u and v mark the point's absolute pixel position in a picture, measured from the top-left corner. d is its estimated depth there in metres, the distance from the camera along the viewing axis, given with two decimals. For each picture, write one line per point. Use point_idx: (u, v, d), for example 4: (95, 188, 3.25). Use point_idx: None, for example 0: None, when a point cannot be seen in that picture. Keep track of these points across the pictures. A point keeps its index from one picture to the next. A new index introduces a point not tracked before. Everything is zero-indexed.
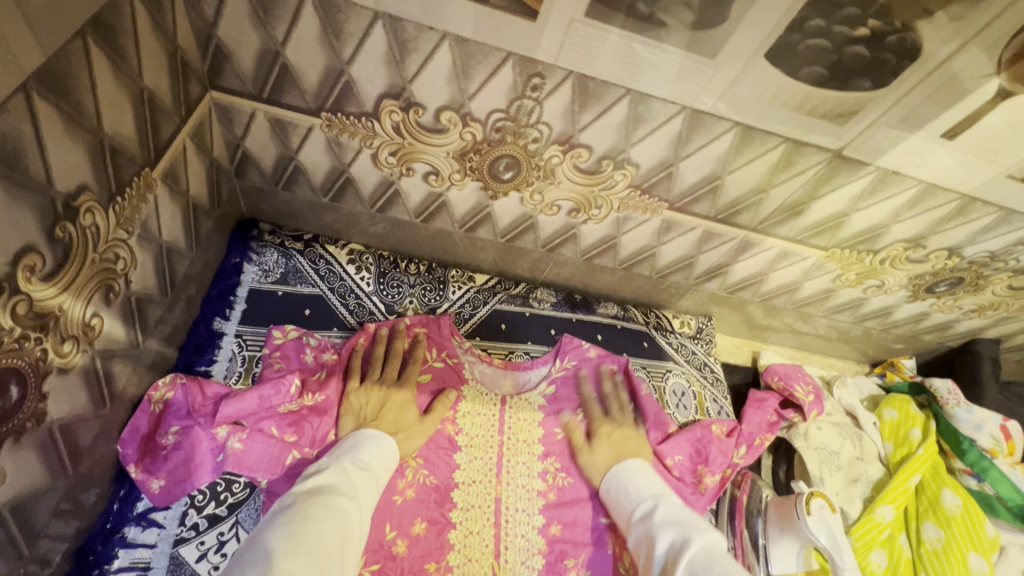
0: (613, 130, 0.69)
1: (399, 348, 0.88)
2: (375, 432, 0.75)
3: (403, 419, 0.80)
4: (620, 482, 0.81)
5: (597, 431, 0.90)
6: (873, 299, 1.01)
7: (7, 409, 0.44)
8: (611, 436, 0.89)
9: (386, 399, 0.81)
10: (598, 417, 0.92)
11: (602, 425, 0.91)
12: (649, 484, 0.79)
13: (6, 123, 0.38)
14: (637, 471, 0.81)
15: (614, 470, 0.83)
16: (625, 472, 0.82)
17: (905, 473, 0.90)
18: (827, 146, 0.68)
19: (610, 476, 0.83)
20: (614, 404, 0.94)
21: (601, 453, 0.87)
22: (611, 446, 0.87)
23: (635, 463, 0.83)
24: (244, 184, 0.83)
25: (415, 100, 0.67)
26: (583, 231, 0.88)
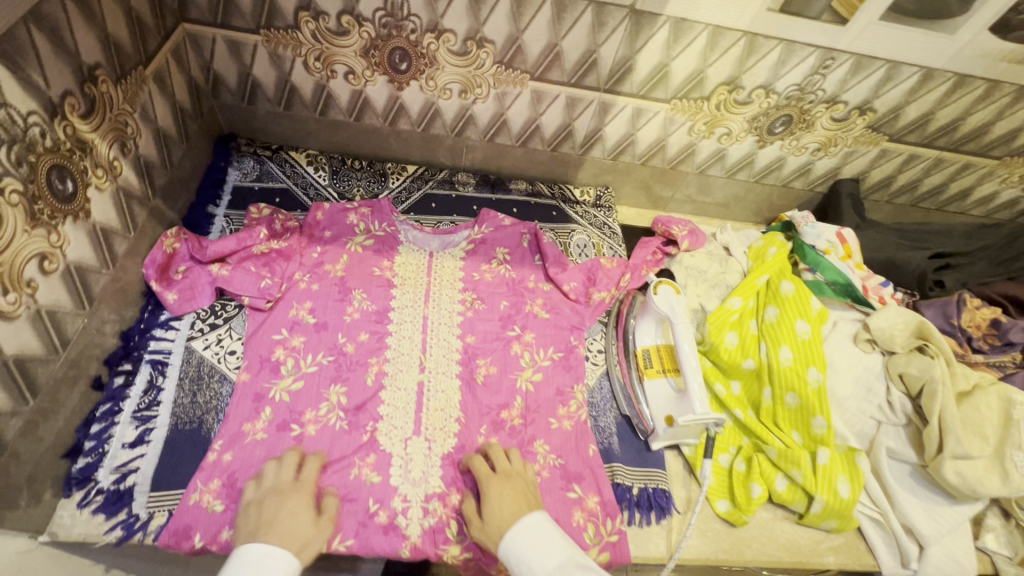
0: (464, 13, 0.94)
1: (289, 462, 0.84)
2: (263, 547, 0.67)
3: (298, 530, 0.72)
4: (518, 547, 0.71)
5: (488, 491, 0.81)
6: (731, 149, 1.22)
7: (66, 194, 0.74)
8: (504, 493, 0.80)
9: (285, 515, 0.74)
10: (488, 474, 0.84)
11: (494, 482, 0.82)
12: (552, 552, 0.70)
13: (51, 9, 0.67)
14: (539, 531, 0.73)
15: (506, 539, 0.73)
16: (526, 528, 0.73)
17: (754, 275, 1.12)
18: (622, 4, 0.92)
19: (503, 544, 0.73)
20: (501, 460, 0.88)
21: (496, 506, 0.78)
22: (507, 503, 0.78)
23: (535, 520, 0.74)
24: (219, 102, 1.13)
25: (320, 9, 0.94)
26: (476, 111, 1.14)
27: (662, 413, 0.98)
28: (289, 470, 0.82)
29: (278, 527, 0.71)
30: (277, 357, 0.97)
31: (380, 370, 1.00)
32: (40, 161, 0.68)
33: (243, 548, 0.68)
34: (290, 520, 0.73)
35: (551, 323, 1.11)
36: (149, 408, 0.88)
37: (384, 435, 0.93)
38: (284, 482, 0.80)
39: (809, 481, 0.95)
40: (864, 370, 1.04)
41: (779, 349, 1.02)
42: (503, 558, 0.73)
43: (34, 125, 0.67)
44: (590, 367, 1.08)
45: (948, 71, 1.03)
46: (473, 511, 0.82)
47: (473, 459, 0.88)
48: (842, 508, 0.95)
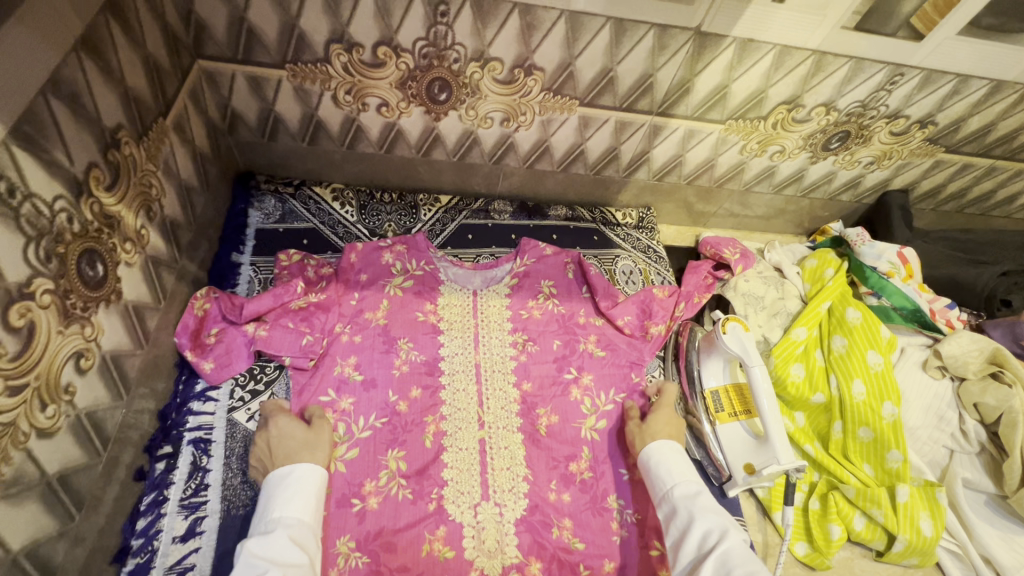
0: (513, 41, 0.86)
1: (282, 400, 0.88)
2: (284, 468, 0.76)
3: (294, 442, 0.80)
4: (659, 456, 0.87)
5: (660, 409, 0.96)
6: (782, 166, 1.16)
7: (97, 279, 0.65)
8: (669, 417, 0.95)
9: (276, 440, 0.81)
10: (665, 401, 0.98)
11: (665, 407, 0.96)
12: (688, 471, 0.84)
13: (69, 73, 0.57)
14: (681, 457, 0.86)
15: (652, 445, 0.89)
16: (671, 448, 0.88)
17: (817, 301, 1.07)
18: (687, 25, 0.84)
19: (647, 447, 0.89)
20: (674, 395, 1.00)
21: (660, 423, 0.93)
22: (669, 424, 0.93)
23: (675, 447, 0.88)
24: (236, 140, 1.03)
25: (354, 40, 0.85)
26: (518, 139, 1.05)
27: (739, 460, 0.93)
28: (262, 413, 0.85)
29: (283, 452, 0.79)
30: (327, 423, 0.91)
31: (437, 429, 0.94)
32: (70, 248, 0.59)
33: (267, 480, 0.76)
34: (283, 443, 0.80)
35: (609, 361, 1.06)
36: (197, 493, 0.81)
37: (452, 503, 0.88)
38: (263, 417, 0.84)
39: (891, 521, 0.93)
40: (933, 398, 1.02)
41: (851, 383, 0.99)
42: (642, 460, 0.89)
43: (61, 211, 0.58)
44: None
45: (1018, 82, 0.98)
46: (635, 419, 0.97)
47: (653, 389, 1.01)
48: (925, 546, 0.92)
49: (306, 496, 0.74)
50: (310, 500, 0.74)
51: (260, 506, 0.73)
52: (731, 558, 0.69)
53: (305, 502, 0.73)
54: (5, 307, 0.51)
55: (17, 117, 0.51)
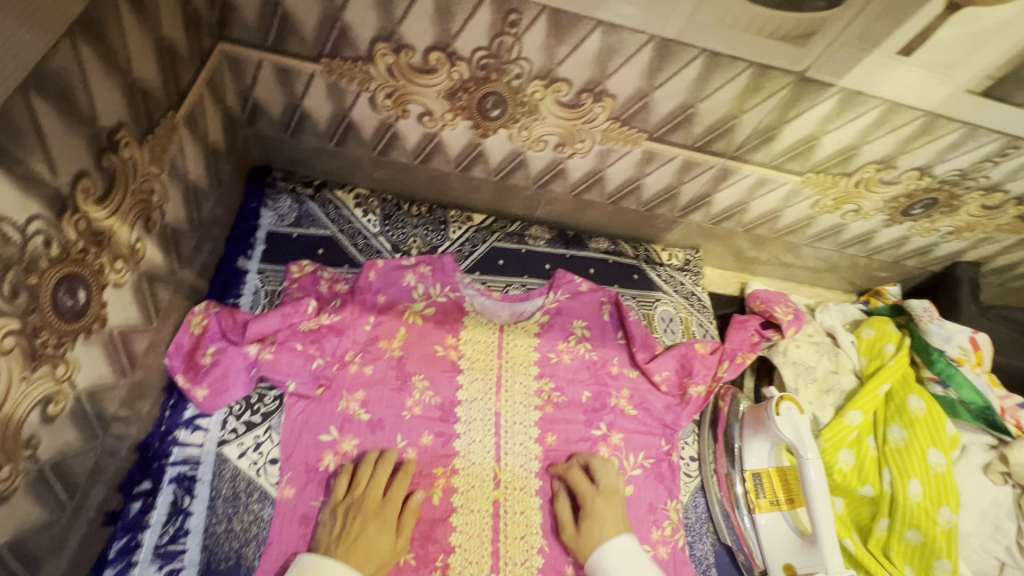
0: (588, 62, 0.74)
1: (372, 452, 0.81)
2: (341, 568, 0.68)
3: (371, 546, 0.72)
4: (605, 568, 0.76)
5: (591, 508, 0.82)
6: (852, 225, 1.06)
7: (77, 308, 0.54)
8: (606, 513, 0.81)
9: (354, 530, 0.73)
10: (591, 494, 0.83)
11: (597, 500, 0.83)
12: (640, 573, 0.75)
13: (60, 63, 0.46)
14: (630, 558, 0.76)
15: (600, 552, 0.77)
16: (618, 550, 0.77)
17: (876, 382, 0.98)
18: (791, 69, 0.73)
19: (594, 557, 0.77)
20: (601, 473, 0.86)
21: (600, 527, 0.80)
22: (608, 522, 0.80)
23: (626, 545, 0.77)
24: (255, 132, 0.92)
25: (404, 41, 0.73)
26: (570, 166, 0.94)
27: (778, 557, 0.85)
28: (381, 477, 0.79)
29: (348, 545, 0.71)
30: (326, 466, 0.81)
31: (447, 485, 0.84)
32: (43, 278, 0.48)
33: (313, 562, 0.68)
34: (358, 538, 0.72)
35: (640, 423, 0.95)
36: (175, 540, 0.71)
37: (457, 573, 0.79)
38: (349, 497, 0.76)
39: None
40: (989, 503, 0.92)
41: (907, 481, 0.89)
42: (589, 565, 0.78)
43: (36, 233, 0.47)
44: (684, 478, 0.93)
45: None
46: (568, 514, 0.83)
47: (572, 471, 0.86)
48: None
49: None
50: None
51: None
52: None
53: None
54: None
55: None
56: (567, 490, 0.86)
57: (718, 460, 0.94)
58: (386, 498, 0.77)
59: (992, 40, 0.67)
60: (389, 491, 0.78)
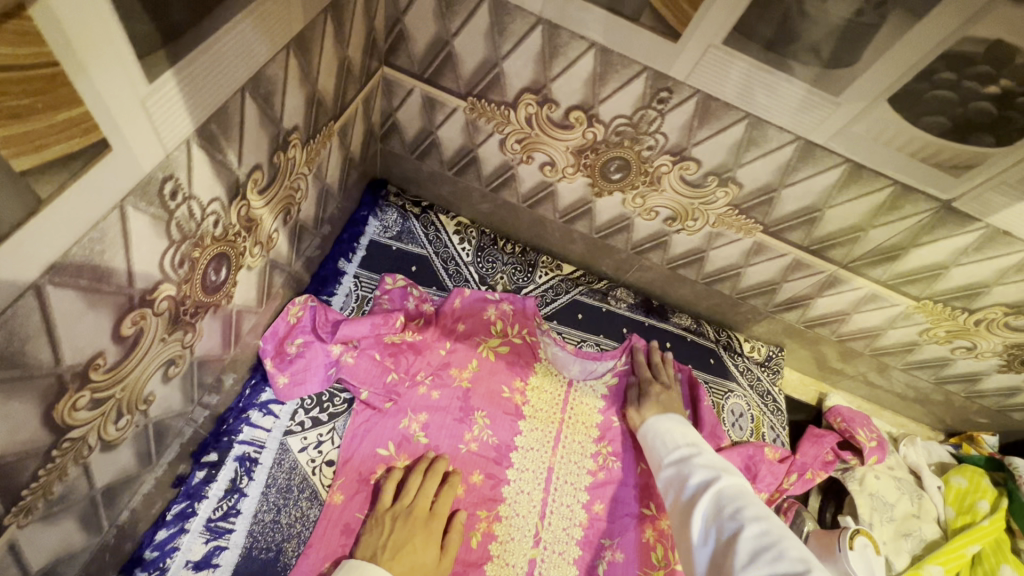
0: (724, 148, 0.75)
1: (423, 467, 0.81)
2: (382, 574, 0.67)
3: (417, 558, 0.71)
4: (656, 430, 0.85)
5: (650, 391, 0.93)
6: (959, 361, 0.99)
7: (217, 283, 0.58)
8: (662, 398, 0.92)
9: (400, 540, 0.72)
10: (650, 381, 0.95)
11: (654, 387, 0.94)
12: (685, 435, 0.82)
13: (272, 71, 0.51)
14: (674, 423, 0.85)
15: (651, 420, 0.87)
16: (663, 426, 0.84)
17: (963, 540, 0.88)
18: (937, 195, 0.71)
19: (648, 425, 0.87)
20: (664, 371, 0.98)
21: (654, 404, 0.91)
22: (664, 402, 0.91)
23: (672, 416, 0.86)
24: (385, 148, 0.98)
25: (551, 96, 0.77)
26: (674, 240, 0.94)
27: None
28: (428, 494, 0.78)
29: (392, 555, 0.70)
30: (376, 480, 0.81)
31: (488, 531, 0.82)
32: (204, 252, 0.53)
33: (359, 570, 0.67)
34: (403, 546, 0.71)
35: None
36: (225, 518, 0.73)
37: None
38: (401, 504, 0.76)
39: None
40: None
41: None
42: (641, 434, 0.87)
43: (211, 213, 0.51)
44: None
45: None
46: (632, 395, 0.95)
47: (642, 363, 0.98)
48: None
49: None
50: None
51: None
52: (727, 495, 0.67)
53: None
54: (121, 315, 0.44)
55: (208, 115, 0.44)
56: (636, 383, 0.97)
57: None
58: (435, 509, 0.77)
59: None
60: (444, 496, 0.79)
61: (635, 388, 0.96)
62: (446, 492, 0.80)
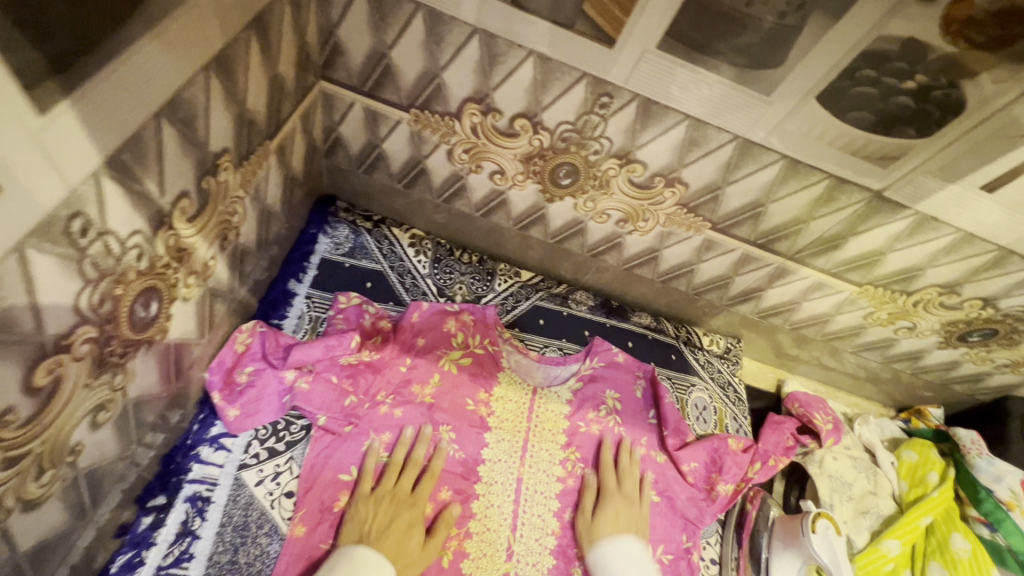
0: (667, 150, 0.76)
1: (400, 459, 0.83)
2: (373, 553, 0.70)
3: (405, 540, 0.74)
4: (609, 559, 0.79)
5: (606, 504, 0.87)
6: (902, 340, 1.03)
7: (146, 320, 0.54)
8: (620, 514, 0.86)
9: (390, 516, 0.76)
10: (612, 492, 0.88)
11: (615, 499, 0.87)
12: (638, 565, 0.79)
13: (192, 94, 0.49)
14: (632, 560, 0.79)
15: (602, 544, 0.81)
16: (620, 551, 0.80)
17: (917, 512, 0.92)
18: (869, 186, 0.73)
19: (597, 546, 0.81)
20: (627, 480, 0.91)
21: (609, 517, 0.85)
22: (620, 522, 0.84)
23: (631, 548, 0.81)
24: (331, 164, 0.95)
25: (495, 105, 0.76)
26: (628, 241, 0.95)
27: None
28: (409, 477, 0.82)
29: (380, 536, 0.73)
30: (339, 507, 0.78)
31: (459, 549, 0.80)
32: (129, 288, 0.50)
33: (354, 551, 0.70)
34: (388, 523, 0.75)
35: (663, 513, 0.92)
36: (177, 564, 0.68)
37: None
38: (384, 487, 0.80)
39: None
40: None
41: None
42: (593, 558, 0.81)
43: (133, 247, 0.48)
44: None
45: None
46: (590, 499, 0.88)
47: (608, 464, 0.92)
48: None
49: None
50: None
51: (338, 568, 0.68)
52: None
53: None
54: (32, 364, 0.41)
55: (118, 145, 0.41)
56: (594, 488, 0.90)
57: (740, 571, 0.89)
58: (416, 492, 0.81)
59: None
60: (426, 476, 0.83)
61: (594, 495, 0.88)
62: (425, 482, 0.82)
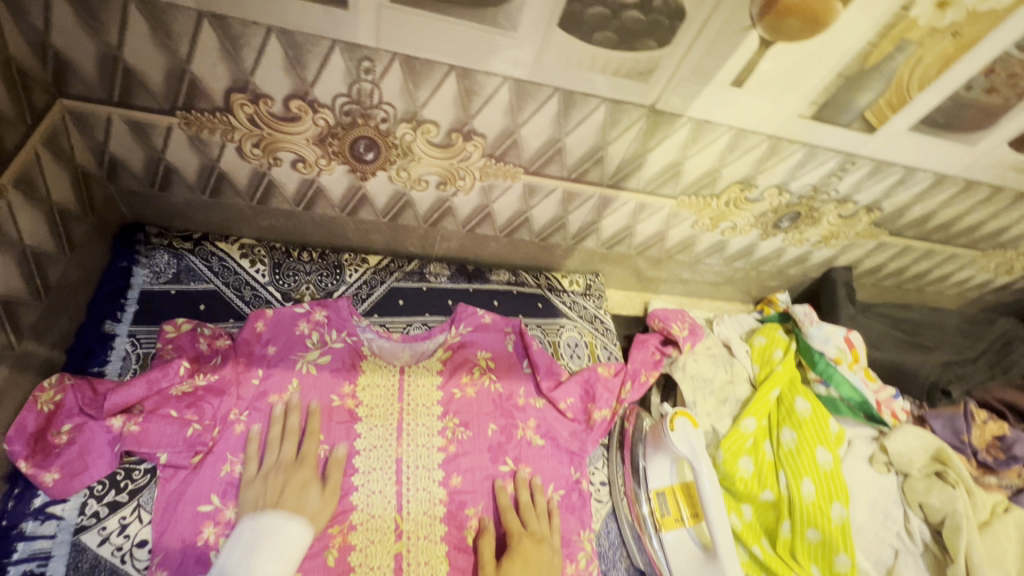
0: (450, 104, 0.76)
1: (295, 358, 0.90)
2: (277, 517, 0.73)
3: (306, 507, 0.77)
4: None
5: (514, 546, 0.81)
6: (732, 240, 1.12)
7: None
8: (527, 558, 0.80)
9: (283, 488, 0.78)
10: (518, 533, 0.83)
11: (523, 540, 0.82)
12: None
13: None
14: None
15: None
16: None
17: (766, 388, 1.02)
18: (641, 102, 0.78)
19: None
20: (532, 516, 0.86)
21: (517, 564, 0.79)
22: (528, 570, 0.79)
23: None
24: (119, 189, 0.87)
25: (261, 91, 0.72)
26: (456, 203, 0.95)
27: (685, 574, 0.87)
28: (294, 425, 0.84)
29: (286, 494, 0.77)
30: (203, 541, 0.74)
31: (344, 542, 0.80)
32: None
33: (250, 519, 0.73)
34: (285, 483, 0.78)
35: (549, 452, 0.95)
36: None
37: None
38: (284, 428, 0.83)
39: None
40: (879, 494, 0.98)
41: (800, 482, 0.93)
42: None
43: None
44: (595, 505, 0.94)
45: (960, 177, 0.98)
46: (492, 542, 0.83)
47: (511, 503, 0.87)
48: (835, 485, 0.93)
49: (287, 556, 0.71)
50: (286, 555, 0.71)
51: (241, 546, 0.71)
52: None
53: (282, 558, 0.71)
54: None
55: None
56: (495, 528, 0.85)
57: (621, 480, 0.96)
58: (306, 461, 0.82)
59: (809, 68, 0.74)
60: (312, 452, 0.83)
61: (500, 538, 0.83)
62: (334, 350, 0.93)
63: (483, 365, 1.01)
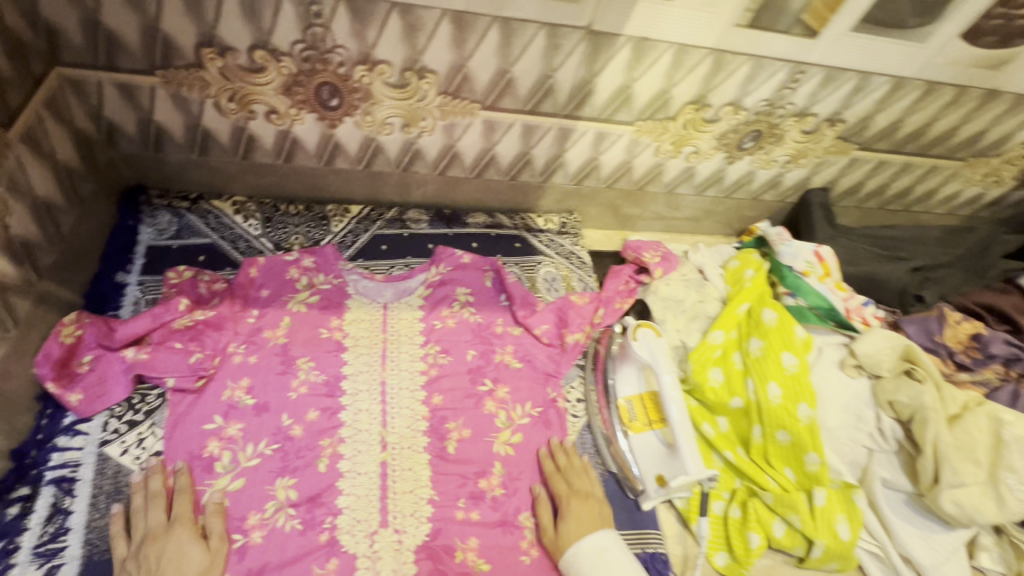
0: (398, 41, 0.82)
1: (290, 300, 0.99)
2: None
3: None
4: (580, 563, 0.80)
5: (568, 509, 0.87)
6: (699, 167, 1.15)
7: None
8: (583, 514, 0.86)
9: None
10: (566, 496, 0.88)
11: (573, 502, 0.87)
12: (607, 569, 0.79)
13: None
14: (600, 554, 0.80)
15: (574, 549, 0.82)
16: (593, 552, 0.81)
17: (735, 303, 1.07)
18: (577, 24, 0.82)
19: (570, 553, 0.82)
20: (575, 475, 0.91)
21: (574, 526, 0.84)
22: (585, 526, 0.84)
23: (599, 541, 0.82)
24: (120, 153, 0.97)
25: (226, 43, 0.81)
26: (423, 145, 1.01)
27: (652, 471, 0.94)
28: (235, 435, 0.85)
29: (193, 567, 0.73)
30: (209, 452, 0.84)
31: (335, 453, 0.88)
32: None
33: None
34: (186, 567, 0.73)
35: (525, 373, 1.01)
36: (55, 538, 0.74)
37: (345, 532, 0.82)
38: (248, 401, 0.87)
39: (808, 526, 0.90)
40: (852, 398, 0.98)
41: (766, 386, 0.97)
42: (566, 562, 0.82)
43: None
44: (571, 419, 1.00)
45: (918, 79, 0.98)
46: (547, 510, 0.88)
47: (554, 471, 0.91)
48: (802, 389, 0.96)
49: None
50: None
51: None
52: None
53: None
54: None
55: None
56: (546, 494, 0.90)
57: (595, 396, 1.02)
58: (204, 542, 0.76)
59: None
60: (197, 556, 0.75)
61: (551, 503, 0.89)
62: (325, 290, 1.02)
63: (462, 299, 1.07)
